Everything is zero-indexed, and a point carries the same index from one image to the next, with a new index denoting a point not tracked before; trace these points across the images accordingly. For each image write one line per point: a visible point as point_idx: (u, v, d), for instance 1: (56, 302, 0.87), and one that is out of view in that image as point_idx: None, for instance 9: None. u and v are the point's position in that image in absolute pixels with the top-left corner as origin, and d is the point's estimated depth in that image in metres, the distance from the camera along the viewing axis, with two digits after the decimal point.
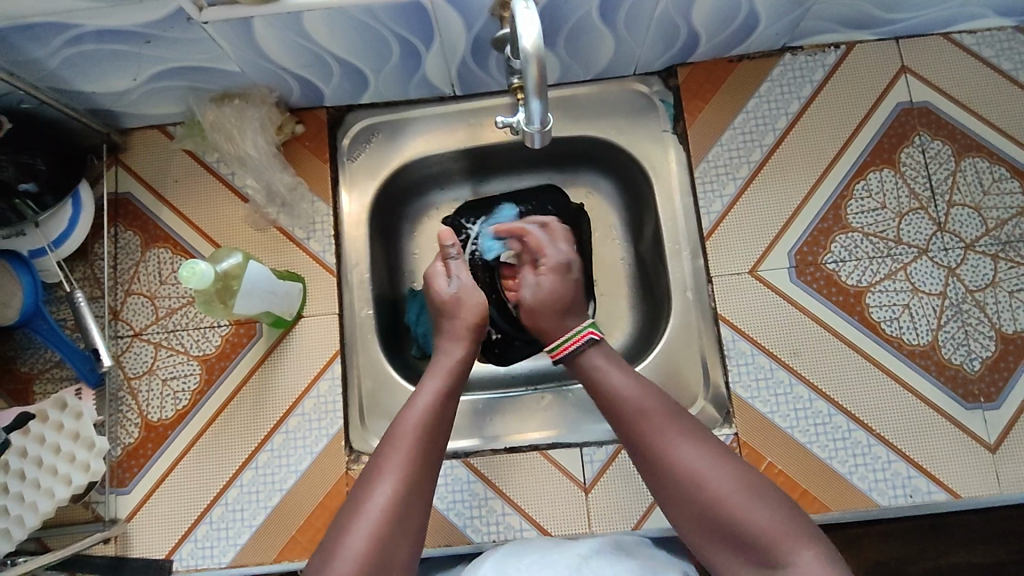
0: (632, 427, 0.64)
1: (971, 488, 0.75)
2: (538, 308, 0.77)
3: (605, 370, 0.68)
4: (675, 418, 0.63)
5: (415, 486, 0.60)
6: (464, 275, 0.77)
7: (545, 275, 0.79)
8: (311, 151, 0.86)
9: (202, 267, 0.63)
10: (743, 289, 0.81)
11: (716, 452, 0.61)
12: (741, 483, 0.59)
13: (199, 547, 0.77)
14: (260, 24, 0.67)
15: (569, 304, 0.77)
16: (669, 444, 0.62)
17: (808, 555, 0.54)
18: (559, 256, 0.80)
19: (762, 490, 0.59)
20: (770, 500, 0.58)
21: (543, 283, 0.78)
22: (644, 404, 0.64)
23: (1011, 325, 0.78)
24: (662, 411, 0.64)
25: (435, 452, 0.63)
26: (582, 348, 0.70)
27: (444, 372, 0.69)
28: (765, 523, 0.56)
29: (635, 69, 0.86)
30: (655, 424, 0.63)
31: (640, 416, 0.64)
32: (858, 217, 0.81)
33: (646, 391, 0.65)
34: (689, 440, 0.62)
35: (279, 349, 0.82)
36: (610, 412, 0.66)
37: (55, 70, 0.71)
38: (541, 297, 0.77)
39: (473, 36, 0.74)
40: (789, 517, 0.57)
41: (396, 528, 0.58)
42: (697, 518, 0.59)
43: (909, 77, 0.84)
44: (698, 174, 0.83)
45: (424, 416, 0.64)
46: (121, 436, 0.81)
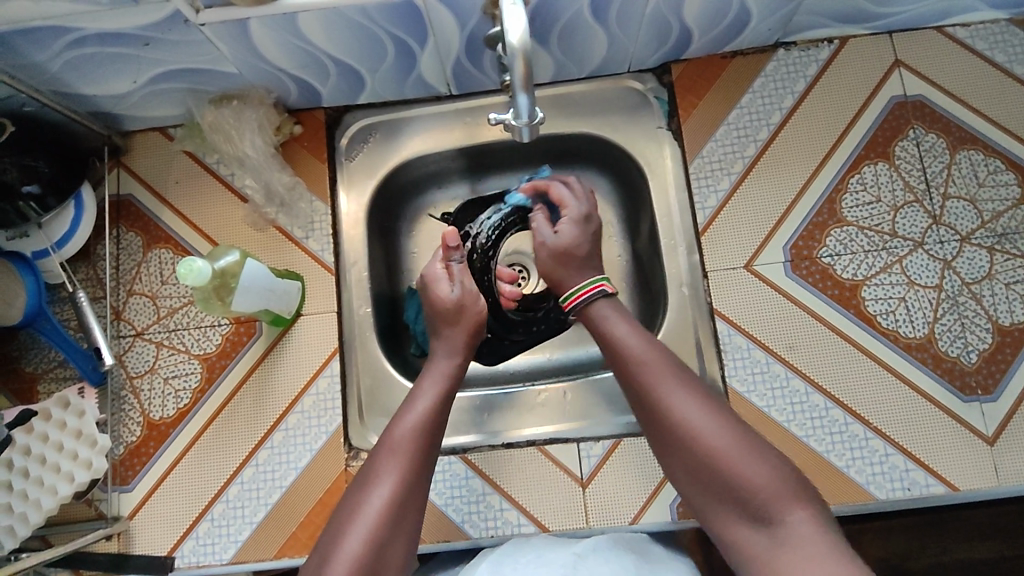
0: (635, 379, 0.64)
1: (970, 481, 0.74)
2: (558, 255, 0.74)
3: (609, 320, 0.68)
4: (677, 372, 0.63)
5: (412, 489, 0.61)
6: (467, 282, 0.76)
7: (565, 225, 0.76)
8: (309, 152, 0.87)
9: (199, 264, 0.64)
10: (738, 284, 0.81)
11: (716, 407, 0.60)
12: (737, 439, 0.58)
13: (201, 543, 0.78)
14: (255, 25, 0.68)
15: (589, 257, 0.74)
16: (669, 397, 0.61)
17: (801, 514, 0.55)
18: (580, 209, 0.78)
19: (759, 445, 0.58)
20: (767, 457, 0.58)
21: (564, 232, 0.75)
22: (646, 356, 0.64)
23: (1008, 317, 0.78)
24: (663, 364, 0.63)
25: (431, 455, 0.64)
26: (593, 298, 0.70)
27: (442, 377, 0.70)
28: (759, 479, 0.56)
29: (629, 66, 0.87)
30: (657, 378, 0.62)
31: (643, 368, 0.63)
32: (853, 210, 0.81)
33: (650, 346, 0.65)
34: (689, 393, 0.61)
35: (278, 347, 0.83)
36: (613, 361, 0.66)
37: (57, 73, 0.72)
38: (561, 246, 0.74)
39: (467, 34, 0.75)
40: (784, 475, 0.57)
41: (393, 529, 0.58)
42: (693, 472, 0.59)
43: (903, 70, 0.84)
44: (692, 170, 0.84)
45: (422, 420, 0.65)
46: (123, 434, 0.82)
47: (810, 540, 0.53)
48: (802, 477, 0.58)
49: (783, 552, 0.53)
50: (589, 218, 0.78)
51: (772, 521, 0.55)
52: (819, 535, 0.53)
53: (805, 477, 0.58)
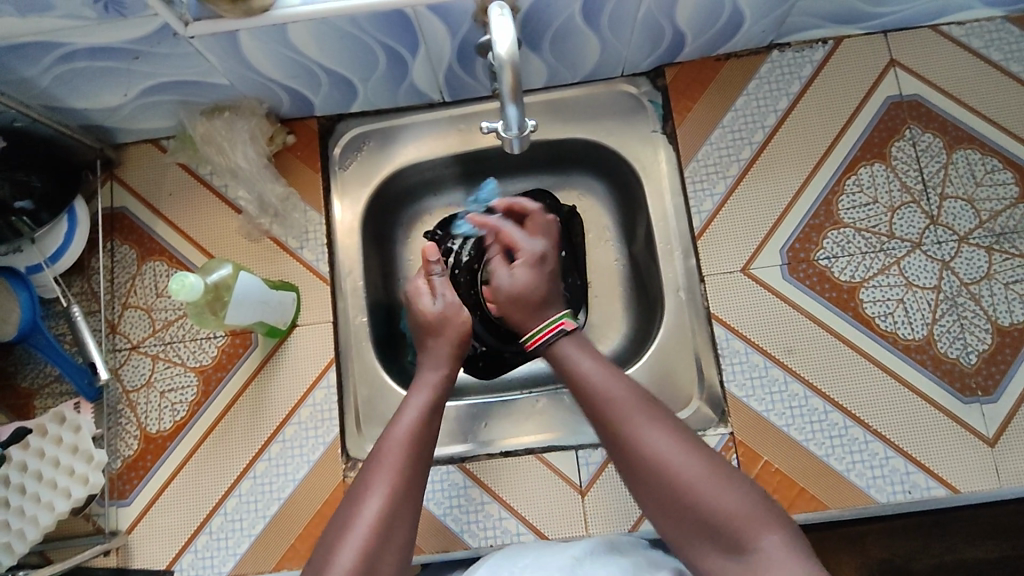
0: (603, 415, 0.62)
1: (971, 483, 0.74)
2: (510, 299, 0.75)
3: (576, 358, 0.68)
4: (645, 405, 0.62)
5: (403, 501, 0.60)
6: (449, 293, 0.77)
7: (518, 267, 0.76)
8: (302, 161, 0.87)
9: (192, 279, 0.64)
10: (736, 288, 0.80)
11: (685, 440, 0.59)
12: (706, 467, 0.57)
13: (200, 557, 0.78)
14: (245, 37, 0.68)
15: (544, 299, 0.74)
16: (639, 431, 0.60)
17: (775, 539, 0.53)
18: (534, 249, 0.78)
19: (729, 473, 0.57)
20: (738, 485, 0.57)
21: (519, 275, 0.75)
22: (612, 391, 0.63)
23: (1007, 318, 0.77)
24: (629, 398, 0.62)
25: (424, 464, 0.64)
26: (555, 338, 0.70)
27: (430, 388, 0.70)
28: (730, 507, 0.55)
29: (623, 70, 0.86)
30: (624, 412, 0.61)
31: (610, 403, 0.62)
32: (850, 212, 0.80)
33: (616, 381, 0.64)
34: (657, 427, 0.60)
35: (274, 358, 0.83)
36: (581, 399, 0.65)
37: (47, 88, 0.72)
38: (515, 290, 0.74)
39: (458, 42, 0.75)
40: (756, 501, 0.56)
41: (384, 544, 0.58)
42: (664, 509, 0.57)
43: (899, 70, 0.83)
44: (688, 174, 0.83)
45: (412, 431, 0.64)
46: (120, 448, 0.81)
47: (786, 566, 0.51)
48: (773, 502, 0.57)
49: None
50: (546, 257, 0.78)
51: (746, 550, 0.53)
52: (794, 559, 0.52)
53: (776, 501, 0.57)
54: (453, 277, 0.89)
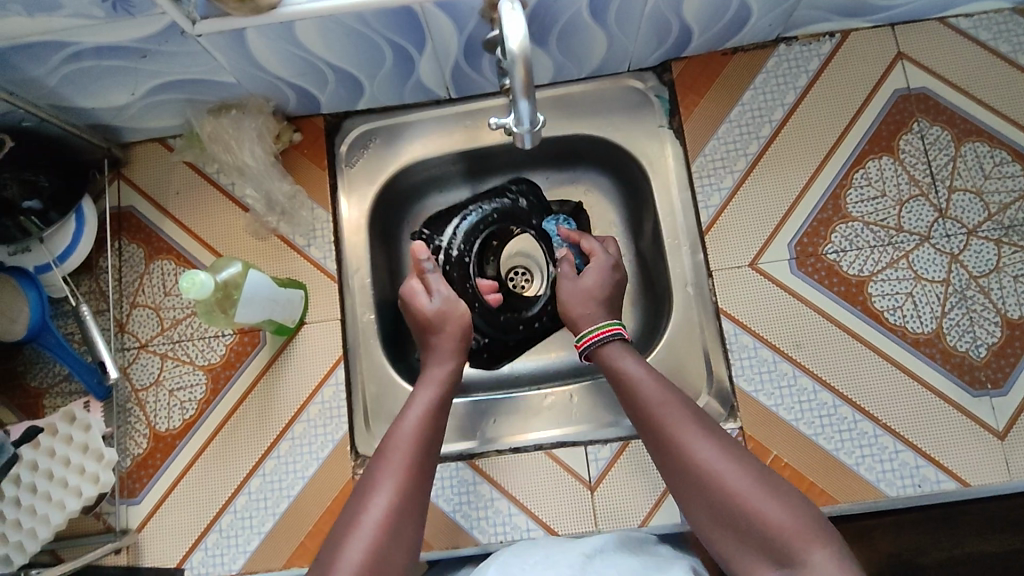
0: (654, 425, 0.63)
1: (981, 476, 0.74)
2: (574, 295, 0.76)
3: (625, 365, 0.68)
4: (695, 417, 0.62)
5: (410, 497, 0.60)
6: (444, 287, 0.76)
7: (590, 268, 0.78)
8: (309, 159, 0.87)
9: (202, 277, 0.64)
10: (743, 283, 0.80)
11: (735, 452, 0.59)
12: (755, 479, 0.57)
13: (210, 554, 0.78)
14: (252, 34, 0.68)
15: (605, 301, 0.75)
16: (687, 440, 0.60)
17: (823, 553, 0.51)
18: (607, 257, 0.79)
19: (779, 486, 0.56)
20: (788, 498, 0.56)
21: (587, 276, 0.77)
22: (662, 400, 0.64)
23: (1016, 311, 0.77)
24: (680, 408, 0.63)
25: (430, 461, 0.64)
26: (608, 339, 0.71)
27: (435, 384, 0.70)
28: (777, 519, 0.54)
29: (629, 65, 0.86)
30: (673, 422, 0.62)
31: (661, 413, 0.63)
32: (859, 206, 0.80)
33: (666, 391, 0.65)
34: (706, 438, 0.60)
35: (282, 356, 0.83)
36: (632, 408, 0.66)
37: (55, 88, 0.72)
38: (585, 287, 0.76)
39: (465, 38, 0.75)
40: (806, 516, 0.54)
41: (392, 539, 0.57)
42: (712, 519, 0.57)
43: (906, 63, 0.83)
44: (695, 169, 0.83)
45: (418, 429, 0.65)
46: (130, 446, 0.82)
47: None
48: (825, 519, 0.55)
49: None
50: (617, 267, 0.79)
51: (793, 563, 0.52)
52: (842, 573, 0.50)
53: (828, 519, 0.55)
54: (446, 275, 0.87)
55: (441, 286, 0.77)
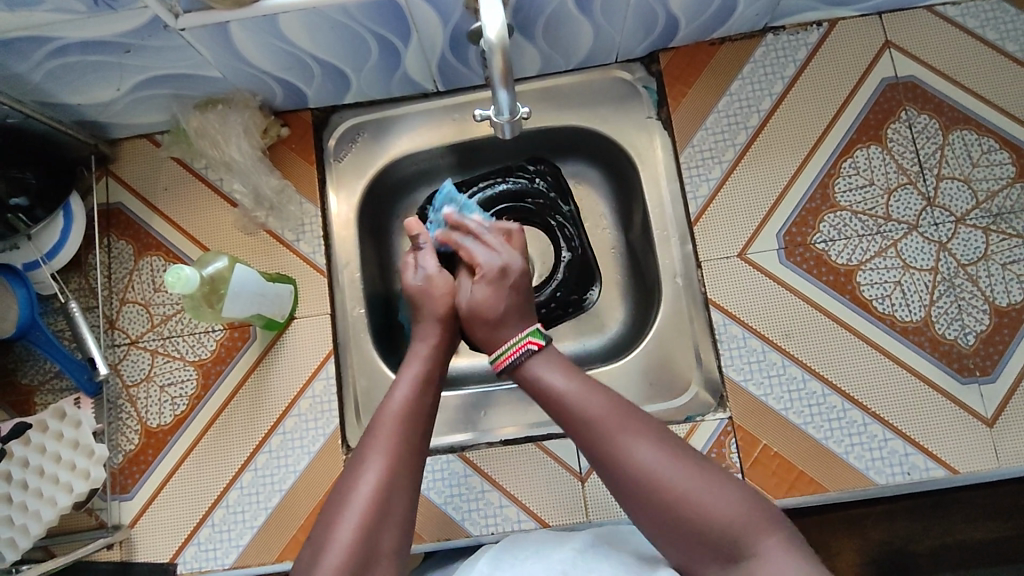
0: (591, 434, 0.61)
1: (970, 463, 0.74)
2: (476, 318, 0.73)
3: (548, 376, 0.66)
4: (631, 420, 0.61)
5: (400, 474, 0.61)
6: (429, 265, 0.77)
7: (478, 284, 0.74)
8: (297, 153, 0.87)
9: (187, 271, 0.64)
10: (733, 273, 0.80)
11: (674, 450, 0.60)
12: (698, 476, 0.58)
13: (203, 549, 0.78)
14: (235, 28, 0.68)
15: (504, 313, 0.72)
16: (629, 449, 0.59)
17: (771, 540, 0.55)
18: (493, 264, 0.75)
19: (718, 477, 0.58)
20: (729, 489, 0.58)
21: (477, 291, 0.74)
22: (593, 409, 0.62)
23: (1005, 298, 0.77)
24: (614, 413, 0.62)
25: (420, 439, 0.64)
26: (522, 358, 0.68)
27: (421, 360, 0.70)
28: (727, 515, 0.56)
29: (617, 56, 0.86)
30: (612, 429, 0.61)
31: (597, 423, 0.61)
32: (847, 195, 0.80)
33: (598, 397, 0.63)
34: (646, 441, 0.60)
35: (273, 351, 0.83)
36: (562, 419, 0.64)
37: (39, 84, 0.71)
38: (476, 307, 0.73)
39: (450, 30, 0.74)
40: (748, 504, 0.57)
41: (383, 517, 0.58)
42: (660, 523, 0.57)
43: (894, 51, 0.83)
44: (683, 160, 0.83)
45: (405, 407, 0.65)
46: (121, 443, 0.82)
47: (788, 566, 0.53)
48: (763, 501, 0.59)
49: None
50: (508, 271, 0.75)
51: (746, 556, 0.55)
52: (796, 561, 0.54)
53: (766, 501, 0.59)
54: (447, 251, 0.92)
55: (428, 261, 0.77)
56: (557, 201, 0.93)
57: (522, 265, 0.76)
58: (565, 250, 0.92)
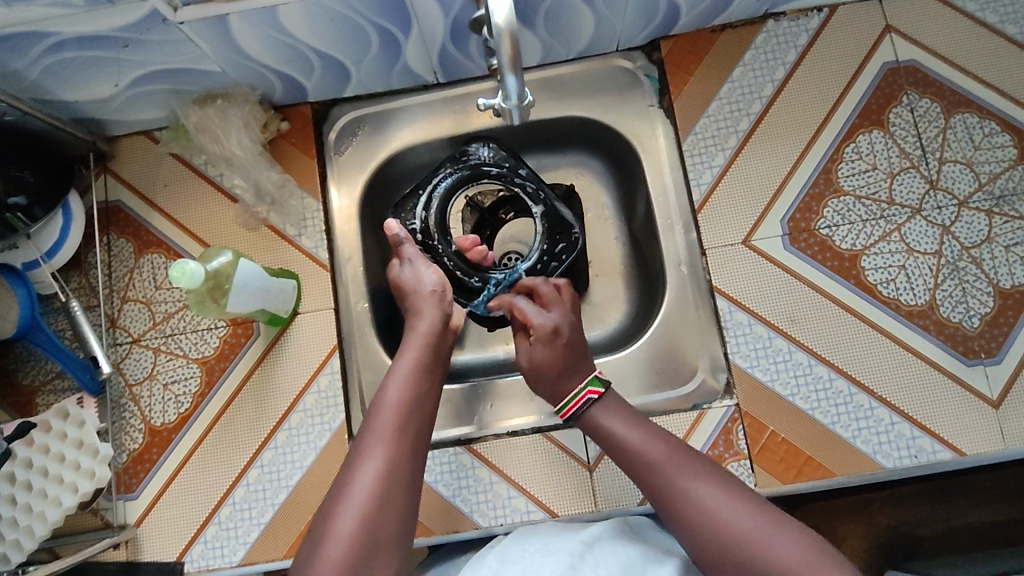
0: (650, 477, 0.62)
1: (976, 445, 0.74)
2: (536, 377, 0.74)
3: (609, 423, 0.68)
4: (690, 464, 0.62)
5: (398, 463, 0.60)
6: (415, 257, 0.75)
7: (534, 345, 0.74)
8: (297, 147, 0.86)
9: (192, 266, 0.63)
10: (737, 260, 0.80)
11: (737, 493, 0.59)
12: (759, 518, 0.57)
13: (209, 547, 0.78)
14: (235, 21, 0.67)
15: (563, 371, 0.72)
16: (688, 491, 0.60)
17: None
18: (547, 323, 0.74)
19: (782, 520, 0.57)
20: (794, 533, 0.56)
21: (534, 352, 0.74)
22: (652, 454, 0.64)
23: (1009, 280, 0.77)
24: (673, 458, 0.63)
25: (418, 428, 0.64)
26: (584, 407, 0.70)
27: (417, 347, 0.69)
28: (790, 560, 0.54)
29: (618, 45, 0.85)
30: (672, 473, 0.61)
31: (656, 468, 0.63)
32: (850, 179, 0.80)
33: (656, 442, 0.64)
34: (706, 484, 0.60)
35: (277, 347, 0.82)
36: (625, 466, 0.65)
37: (37, 80, 0.71)
38: (536, 366, 0.74)
39: (451, 20, 0.74)
40: (813, 547, 0.55)
41: (384, 508, 0.58)
42: (723, 567, 0.57)
43: (894, 36, 0.83)
44: (686, 148, 0.83)
45: (401, 396, 0.65)
46: (126, 442, 0.81)
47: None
48: (828, 545, 0.56)
49: None
50: (561, 329, 0.74)
51: None
52: None
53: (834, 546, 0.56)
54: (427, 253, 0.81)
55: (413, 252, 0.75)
56: (512, 167, 0.83)
57: (573, 319, 0.76)
58: (536, 204, 0.82)
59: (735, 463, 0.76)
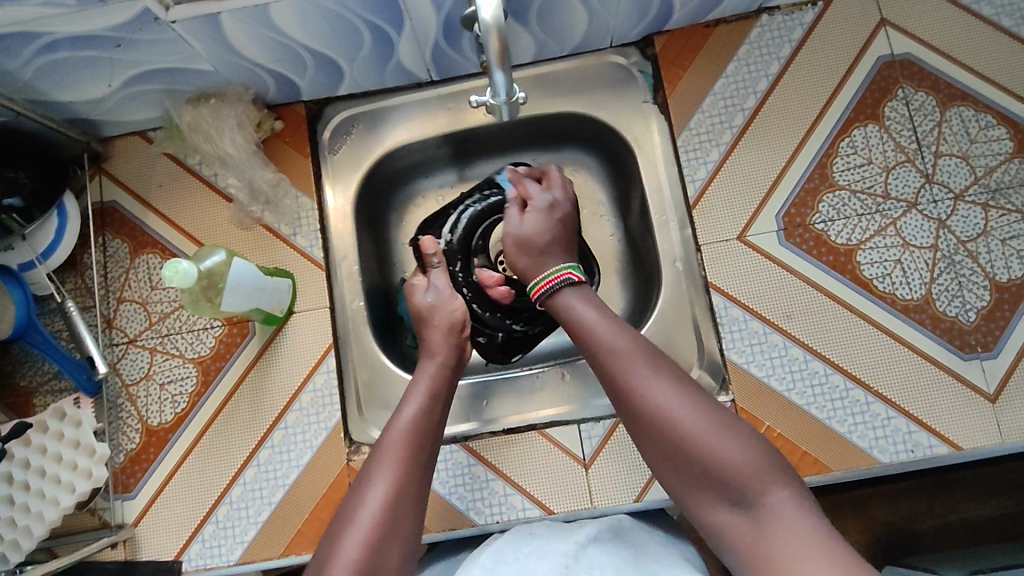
0: (608, 366, 0.62)
1: (974, 439, 0.74)
2: (519, 243, 0.74)
3: (578, 308, 0.67)
4: (650, 357, 0.61)
5: (406, 490, 0.60)
6: (439, 283, 0.79)
7: (528, 214, 0.76)
8: (292, 146, 0.86)
9: (185, 266, 0.63)
10: (733, 256, 0.80)
11: (691, 392, 0.59)
12: (710, 419, 0.57)
13: (207, 546, 0.78)
14: (227, 20, 0.67)
15: (550, 241, 0.74)
16: (642, 384, 0.59)
17: (782, 493, 0.53)
18: (546, 198, 0.78)
19: (731, 424, 0.57)
20: (742, 436, 0.56)
21: (528, 221, 0.76)
22: (615, 343, 0.62)
23: (1005, 273, 0.77)
24: (634, 350, 0.62)
25: (426, 458, 0.64)
26: (558, 287, 0.69)
27: (429, 379, 0.70)
28: (735, 461, 0.54)
29: (612, 41, 0.85)
30: (631, 364, 0.61)
31: (616, 357, 0.62)
32: (845, 174, 0.80)
33: (620, 334, 0.63)
34: (662, 380, 0.59)
35: (272, 346, 0.82)
36: (585, 350, 0.65)
37: (30, 81, 0.71)
38: (526, 232, 0.74)
39: (443, 17, 0.74)
40: (764, 458, 0.55)
41: (389, 534, 0.57)
42: (665, 458, 0.58)
43: (889, 29, 0.82)
44: (680, 144, 0.83)
45: (414, 425, 0.65)
46: (123, 442, 0.81)
47: (791, 520, 0.51)
48: (779, 456, 0.56)
49: (761, 534, 0.52)
50: (555, 207, 0.78)
51: (750, 503, 0.53)
52: (801, 515, 0.51)
53: (781, 455, 0.56)
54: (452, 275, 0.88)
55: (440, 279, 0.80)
56: None
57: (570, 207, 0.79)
58: None
59: None
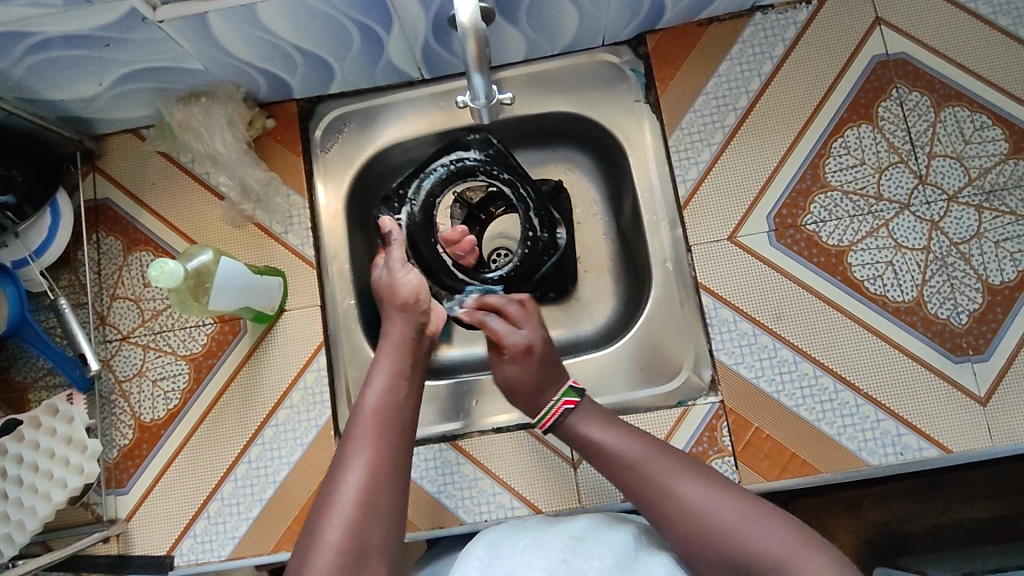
0: (629, 478, 0.63)
1: (963, 442, 0.74)
2: (509, 390, 0.75)
3: (588, 425, 0.68)
4: (668, 460, 0.63)
5: (381, 469, 0.61)
6: (393, 255, 0.75)
7: (507, 364, 0.75)
8: (283, 145, 0.86)
9: (171, 265, 0.64)
10: (723, 256, 0.80)
11: (713, 484, 0.60)
12: (737, 507, 0.57)
13: (199, 541, 0.79)
14: (214, 19, 0.67)
15: (535, 387, 0.73)
16: (668, 486, 0.60)
17: (820, 565, 0.53)
18: (518, 341, 0.75)
19: (758, 509, 0.57)
20: (771, 519, 0.57)
21: (510, 370, 0.75)
22: (630, 454, 0.64)
23: (998, 276, 0.76)
24: (650, 456, 0.63)
25: (399, 433, 0.65)
26: (561, 417, 0.70)
27: (394, 353, 0.70)
28: (771, 546, 0.54)
29: (604, 39, 0.85)
30: (651, 470, 0.62)
31: (636, 467, 0.63)
32: (837, 175, 0.79)
33: (634, 443, 0.65)
34: (684, 480, 0.60)
35: (263, 343, 0.83)
36: (603, 467, 0.66)
37: (21, 80, 0.71)
38: (510, 382, 0.74)
39: (432, 16, 0.73)
40: (797, 535, 0.55)
41: (369, 514, 0.58)
42: (707, 561, 0.57)
43: (884, 28, 0.81)
44: (672, 143, 0.82)
45: (382, 403, 0.65)
46: (116, 438, 0.82)
47: None
48: (807, 527, 0.57)
49: None
50: (531, 345, 0.75)
51: None
52: None
53: (811, 526, 0.57)
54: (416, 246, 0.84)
55: (409, 279, 0.74)
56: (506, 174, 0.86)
57: (546, 337, 0.76)
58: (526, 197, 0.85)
59: (719, 460, 0.76)
